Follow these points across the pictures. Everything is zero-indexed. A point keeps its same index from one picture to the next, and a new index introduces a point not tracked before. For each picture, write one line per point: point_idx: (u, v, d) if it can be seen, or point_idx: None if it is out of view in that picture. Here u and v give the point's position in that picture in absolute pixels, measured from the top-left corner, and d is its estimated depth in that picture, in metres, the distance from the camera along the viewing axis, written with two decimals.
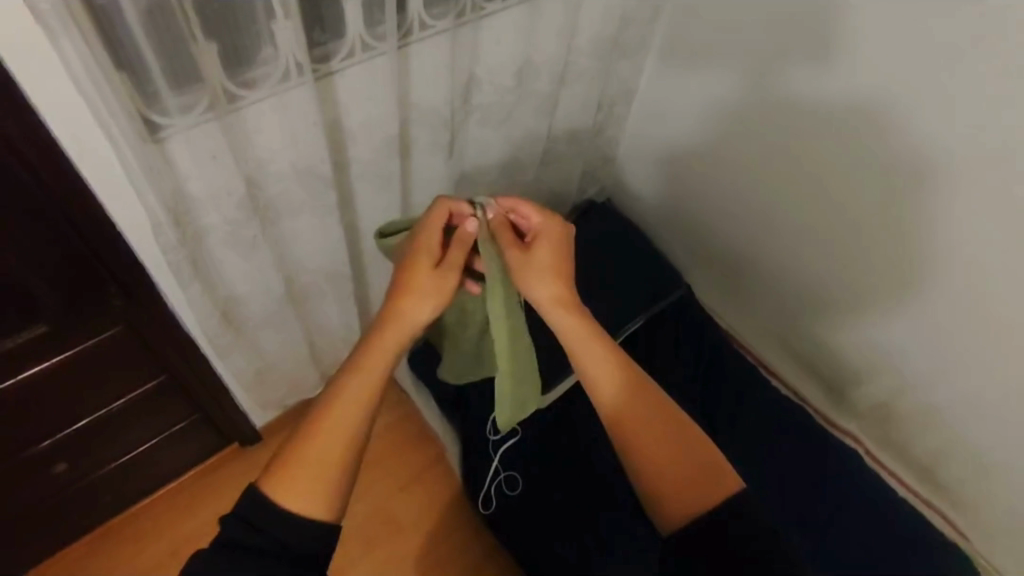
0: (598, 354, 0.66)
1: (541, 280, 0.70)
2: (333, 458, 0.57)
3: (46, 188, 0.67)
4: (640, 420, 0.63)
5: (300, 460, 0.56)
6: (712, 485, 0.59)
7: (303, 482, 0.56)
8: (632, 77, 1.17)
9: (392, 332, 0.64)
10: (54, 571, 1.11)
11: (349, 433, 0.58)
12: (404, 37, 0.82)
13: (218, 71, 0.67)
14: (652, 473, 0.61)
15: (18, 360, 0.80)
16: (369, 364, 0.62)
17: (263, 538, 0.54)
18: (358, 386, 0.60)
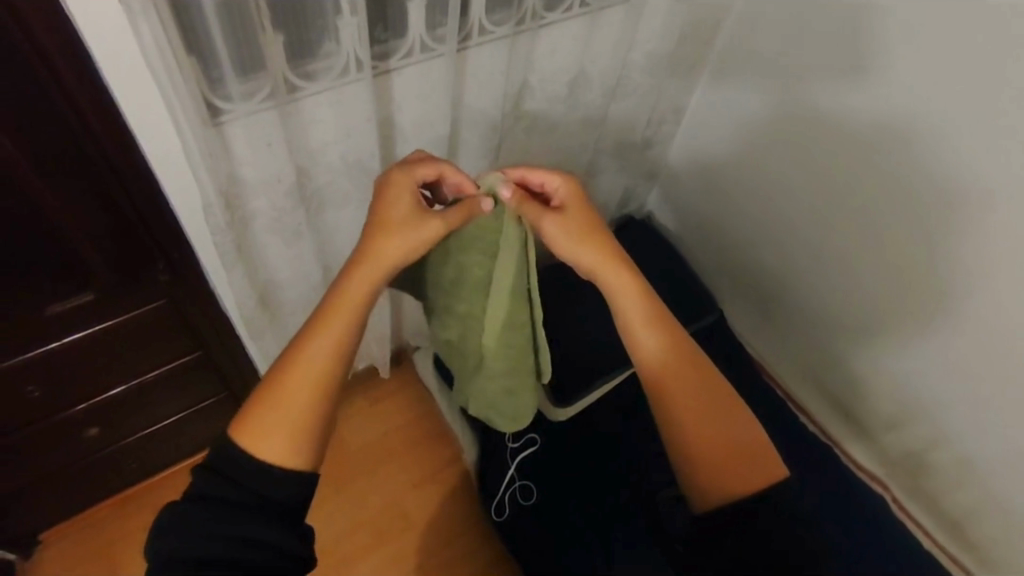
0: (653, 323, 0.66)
1: (577, 243, 0.68)
2: (308, 409, 0.54)
3: (110, 162, 0.70)
4: (689, 398, 0.64)
5: (270, 409, 0.53)
6: (753, 473, 0.61)
7: (276, 431, 0.52)
8: (682, 96, 1.17)
9: (367, 272, 0.60)
10: (71, 534, 1.13)
11: (325, 380, 0.55)
12: (463, 41, 0.83)
13: (281, 61, 0.69)
14: (693, 452, 0.62)
15: (63, 325, 0.82)
16: (345, 308, 0.58)
17: (239, 490, 0.51)
18: (337, 330, 0.57)
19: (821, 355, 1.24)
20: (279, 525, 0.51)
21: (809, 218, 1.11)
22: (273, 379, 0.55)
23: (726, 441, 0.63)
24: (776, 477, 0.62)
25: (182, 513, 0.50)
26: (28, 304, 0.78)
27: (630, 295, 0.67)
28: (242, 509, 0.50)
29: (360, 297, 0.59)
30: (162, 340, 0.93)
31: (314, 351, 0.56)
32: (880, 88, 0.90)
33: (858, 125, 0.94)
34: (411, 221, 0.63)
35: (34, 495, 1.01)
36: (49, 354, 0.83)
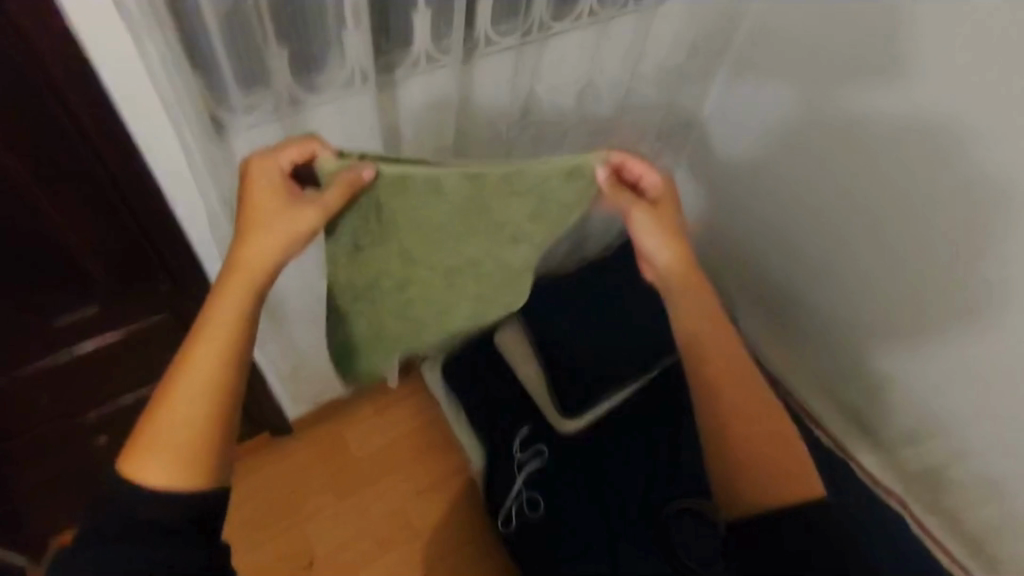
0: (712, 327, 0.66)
1: (661, 241, 0.65)
2: (196, 423, 0.52)
3: (114, 175, 0.70)
4: (736, 407, 0.64)
5: (158, 436, 0.51)
6: (791, 487, 0.61)
7: (163, 452, 0.51)
8: (692, 105, 1.15)
9: (237, 276, 0.57)
10: None
11: (212, 391, 0.53)
12: (469, 52, 0.82)
13: (285, 76, 0.69)
14: (730, 460, 0.63)
15: (69, 335, 0.83)
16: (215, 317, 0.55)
17: (134, 519, 0.49)
18: (209, 343, 0.54)
19: (836, 368, 1.22)
20: (183, 546, 0.50)
21: (825, 225, 1.09)
22: (156, 403, 0.53)
23: (765, 452, 0.62)
24: (813, 496, 0.60)
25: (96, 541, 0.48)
26: (39, 314, 0.79)
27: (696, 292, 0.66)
28: (143, 538, 0.49)
29: (235, 299, 0.56)
30: (171, 351, 0.94)
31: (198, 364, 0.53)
32: (909, 94, 0.87)
33: (885, 130, 0.92)
34: (283, 218, 0.58)
35: (45, 501, 1.02)
36: (58, 363, 0.84)
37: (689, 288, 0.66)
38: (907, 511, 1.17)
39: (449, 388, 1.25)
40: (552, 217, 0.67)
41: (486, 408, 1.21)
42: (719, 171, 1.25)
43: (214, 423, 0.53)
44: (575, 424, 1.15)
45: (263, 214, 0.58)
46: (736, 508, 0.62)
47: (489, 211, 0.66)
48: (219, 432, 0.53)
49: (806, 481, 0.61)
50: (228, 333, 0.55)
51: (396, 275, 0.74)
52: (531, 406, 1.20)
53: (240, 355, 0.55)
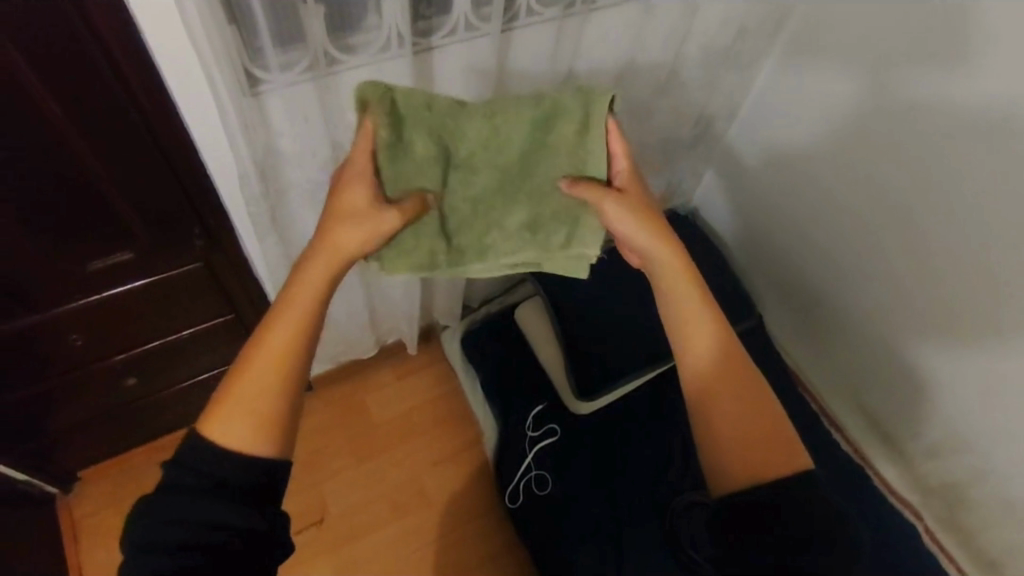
0: (686, 298, 0.66)
1: (638, 227, 0.68)
2: (266, 402, 0.54)
3: (151, 126, 0.71)
4: (714, 380, 0.63)
5: (243, 403, 0.54)
6: (774, 460, 0.60)
7: (234, 415, 0.53)
8: (737, 92, 1.12)
9: (323, 257, 0.61)
10: (106, 474, 1.19)
11: (286, 374, 0.56)
12: (509, 22, 0.81)
13: (322, 36, 0.69)
14: (713, 431, 0.62)
15: (102, 279, 0.85)
16: (296, 300, 0.58)
17: (192, 477, 0.51)
18: (287, 325, 0.57)
19: (864, 374, 1.18)
20: (232, 504, 0.51)
21: (867, 225, 1.04)
22: (236, 369, 0.55)
23: (744, 424, 0.61)
24: (793, 468, 0.59)
25: (151, 501, 0.50)
26: (70, 258, 0.81)
27: (665, 260, 0.67)
28: (196, 493, 0.50)
29: (320, 276, 0.60)
30: (200, 300, 0.96)
31: (274, 343, 0.56)
32: (974, 97, 0.81)
33: (948, 131, 0.86)
34: (364, 210, 0.65)
35: (71, 436, 1.06)
36: (87, 306, 0.87)
37: (678, 269, 0.67)
38: (921, 526, 1.15)
39: (467, 360, 1.25)
40: (546, 139, 0.69)
41: (503, 384, 1.22)
42: (752, 161, 1.22)
43: (286, 401, 0.55)
44: (591, 406, 1.13)
45: (347, 211, 0.64)
46: (720, 482, 0.61)
47: (499, 137, 0.69)
48: (281, 409, 0.55)
49: (789, 455, 0.60)
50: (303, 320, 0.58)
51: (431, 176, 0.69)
52: (548, 386, 1.20)
53: (311, 343, 0.58)
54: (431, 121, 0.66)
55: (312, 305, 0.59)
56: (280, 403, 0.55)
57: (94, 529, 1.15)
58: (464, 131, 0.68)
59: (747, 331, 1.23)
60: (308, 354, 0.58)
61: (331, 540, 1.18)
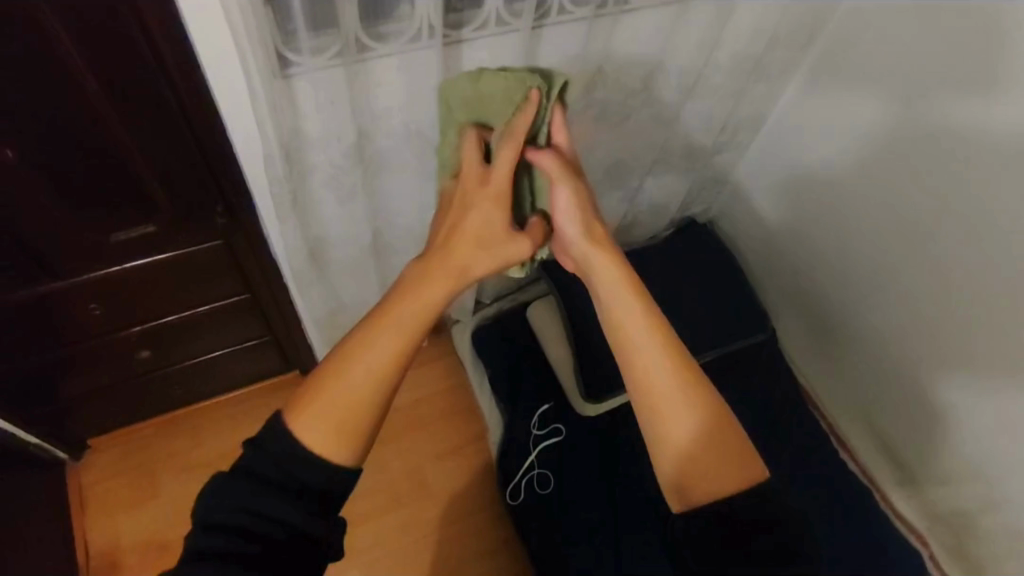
0: (625, 299, 0.58)
1: (577, 218, 0.64)
2: (362, 411, 0.50)
3: (181, 103, 0.72)
4: (661, 388, 0.54)
5: (327, 410, 0.49)
6: (741, 468, 0.54)
7: (323, 417, 0.49)
8: (763, 103, 1.11)
9: (440, 268, 0.55)
10: (115, 443, 1.21)
11: (376, 389, 0.50)
12: (539, 19, 0.81)
13: (354, 23, 0.70)
14: (668, 441, 0.54)
15: (124, 252, 0.87)
16: (403, 313, 0.52)
17: (276, 470, 0.49)
18: (390, 338, 0.51)
19: (876, 394, 1.17)
20: (306, 510, 0.49)
21: (888, 244, 1.03)
22: (327, 369, 0.50)
23: (703, 431, 0.54)
24: (755, 474, 0.54)
25: (227, 481, 0.49)
26: (94, 228, 0.82)
27: (602, 252, 0.62)
28: (273, 488, 0.49)
29: (437, 293, 0.54)
30: (218, 278, 0.97)
31: (371, 355, 0.50)
32: (1004, 121, 0.80)
33: (977, 154, 0.85)
34: (496, 234, 0.58)
35: (83, 404, 1.08)
36: (107, 277, 0.88)
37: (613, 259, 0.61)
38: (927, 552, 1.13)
39: (477, 355, 1.26)
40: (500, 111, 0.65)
41: (511, 381, 1.22)
42: (772, 173, 1.21)
43: (371, 417, 0.50)
44: (597, 410, 1.14)
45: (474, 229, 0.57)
46: (676, 494, 0.54)
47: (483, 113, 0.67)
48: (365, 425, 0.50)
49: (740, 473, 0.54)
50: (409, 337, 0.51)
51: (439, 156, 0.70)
52: (555, 385, 1.20)
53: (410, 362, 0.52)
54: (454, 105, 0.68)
55: (422, 321, 0.52)
56: (365, 417, 0.50)
57: (100, 497, 1.17)
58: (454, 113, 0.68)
59: (759, 344, 1.23)
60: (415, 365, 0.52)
61: None
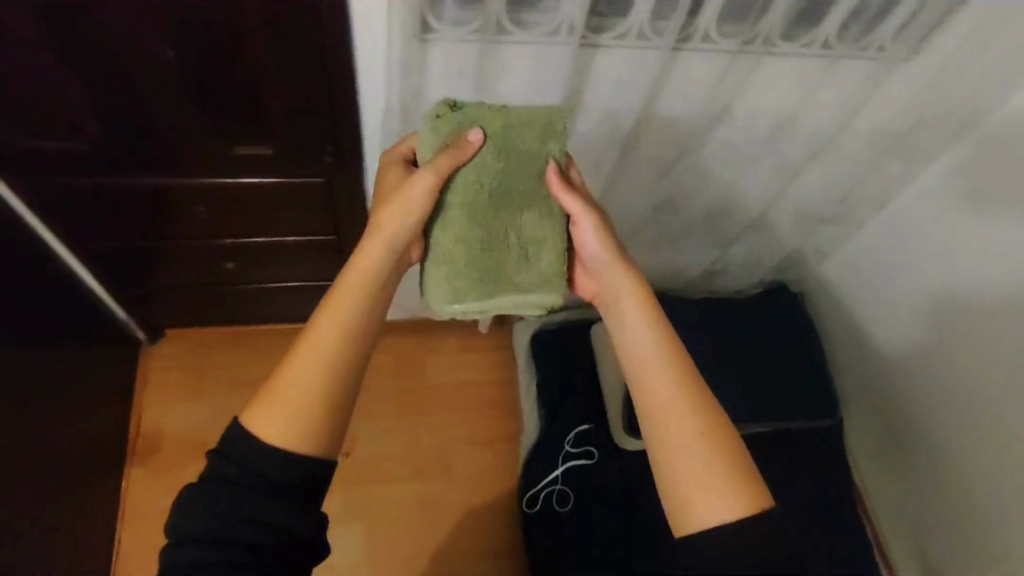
0: (637, 317, 0.61)
1: (605, 251, 0.67)
2: (315, 395, 0.54)
3: (323, 41, 0.76)
4: (666, 398, 0.55)
5: (290, 400, 0.53)
6: (743, 493, 0.51)
7: (284, 407, 0.53)
8: (892, 185, 1.03)
9: (365, 264, 0.60)
10: (186, 338, 1.31)
11: (334, 371, 0.55)
12: (681, 41, 0.80)
13: (500, 6, 0.72)
14: (660, 456, 0.54)
15: (237, 166, 0.93)
16: (340, 302, 0.57)
17: (250, 473, 0.52)
18: (331, 323, 0.56)
19: (933, 516, 1.09)
20: (290, 504, 0.52)
21: (993, 364, 0.94)
22: (280, 367, 0.55)
23: (712, 445, 0.53)
24: (760, 507, 0.50)
25: (204, 492, 0.52)
26: (218, 136, 0.88)
27: (624, 286, 0.64)
28: (255, 490, 0.51)
29: (367, 281, 0.59)
30: (312, 214, 1.02)
31: (320, 341, 0.55)
32: None
33: None
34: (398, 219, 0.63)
35: (166, 294, 1.17)
36: (216, 186, 0.95)
37: (630, 285, 0.64)
38: None
39: (531, 356, 1.27)
40: (532, 155, 0.65)
41: (557, 392, 1.21)
42: (874, 258, 1.12)
43: (331, 395, 0.54)
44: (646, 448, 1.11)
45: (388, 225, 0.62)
46: (678, 516, 0.52)
47: (518, 152, 0.65)
48: (330, 407, 0.54)
49: (752, 490, 0.51)
50: (351, 319, 0.57)
51: (463, 199, 0.65)
52: (598, 408, 1.18)
53: (361, 341, 0.57)
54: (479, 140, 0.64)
55: (360, 304, 0.58)
56: (328, 397, 0.54)
57: (160, 383, 1.26)
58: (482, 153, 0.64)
59: (821, 430, 1.15)
60: (363, 348, 0.57)
61: (352, 474, 1.22)
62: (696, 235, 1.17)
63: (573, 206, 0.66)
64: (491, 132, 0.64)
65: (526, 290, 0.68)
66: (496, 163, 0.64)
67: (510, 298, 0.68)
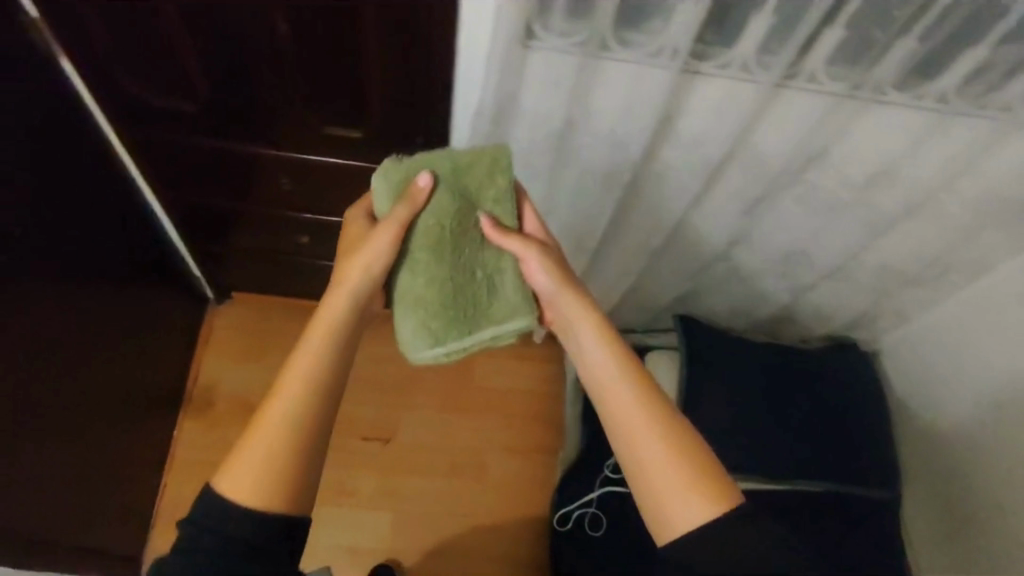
0: (595, 344, 0.68)
1: (558, 280, 0.71)
2: (283, 454, 0.58)
3: (430, 36, 0.77)
4: (631, 419, 0.62)
5: (260, 462, 0.57)
6: (705, 495, 0.58)
7: (256, 469, 0.57)
8: (989, 254, 0.95)
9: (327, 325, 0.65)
10: (250, 302, 1.36)
11: (302, 429, 0.59)
12: (787, 78, 0.78)
13: (606, 22, 0.73)
14: (633, 469, 0.61)
15: (332, 147, 0.96)
16: (303, 362, 0.62)
17: (226, 538, 0.54)
18: (296, 382, 0.61)
19: None
20: (270, 561, 0.55)
21: None
22: (249, 432, 0.59)
23: (677, 454, 0.60)
24: (725, 504, 0.57)
25: (177, 560, 0.53)
26: (320, 116, 0.91)
27: (579, 313, 0.70)
28: (231, 553, 0.54)
29: (328, 343, 0.64)
30: None
31: (288, 398, 0.60)
32: None
33: None
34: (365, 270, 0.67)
35: (236, 257, 1.22)
36: (301, 162, 0.99)
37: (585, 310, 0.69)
38: None
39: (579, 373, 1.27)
40: (482, 193, 0.71)
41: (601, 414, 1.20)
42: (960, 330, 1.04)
43: (300, 450, 0.59)
44: None
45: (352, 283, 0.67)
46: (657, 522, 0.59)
47: (468, 194, 0.70)
48: (299, 463, 0.59)
49: (719, 488, 0.58)
50: (315, 376, 0.62)
51: (426, 240, 0.67)
52: None
53: (326, 397, 0.62)
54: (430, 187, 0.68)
55: (324, 362, 0.63)
56: (296, 453, 0.58)
57: (221, 341, 1.33)
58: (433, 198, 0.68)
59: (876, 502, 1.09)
60: (328, 407, 0.62)
61: (391, 462, 1.25)
62: (769, 276, 1.14)
63: (522, 242, 0.70)
64: (440, 176, 0.68)
65: (499, 321, 0.69)
66: (451, 205, 0.68)
67: (486, 330, 0.69)
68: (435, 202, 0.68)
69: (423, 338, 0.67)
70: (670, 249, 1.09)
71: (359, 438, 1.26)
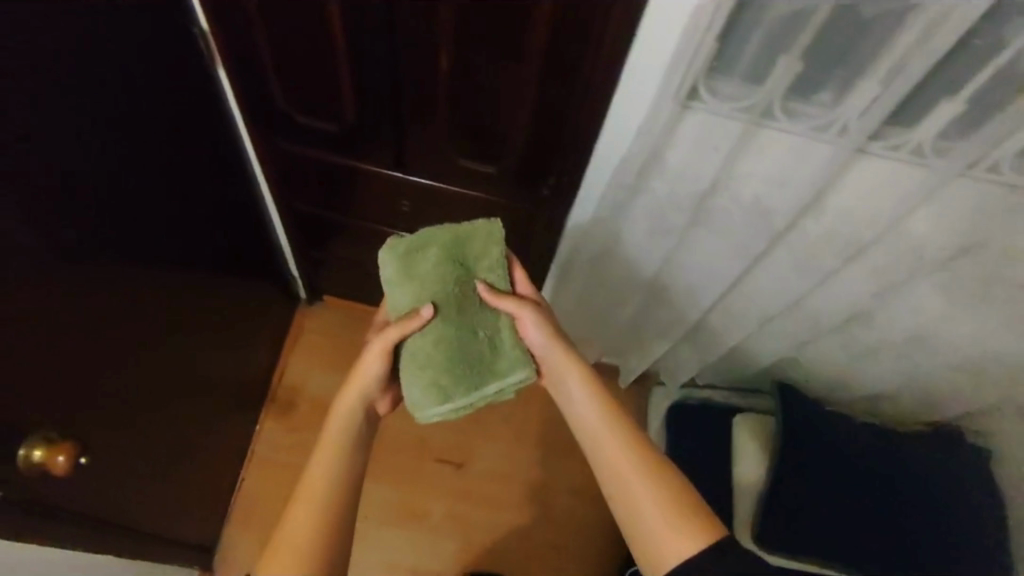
0: (579, 393, 0.76)
1: (547, 334, 0.76)
2: (312, 544, 0.63)
3: (584, 87, 0.75)
4: (614, 461, 0.70)
5: (291, 551, 0.62)
6: (687, 526, 0.64)
7: (288, 559, 0.62)
8: None
9: (344, 421, 0.73)
10: (339, 307, 1.38)
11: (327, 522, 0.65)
12: (972, 167, 0.71)
13: (778, 90, 0.69)
14: (621, 507, 0.68)
15: (456, 175, 0.95)
16: (322, 457, 0.69)
17: None
18: (319, 477, 0.68)
19: None
20: None
21: None
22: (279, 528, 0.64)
23: (658, 489, 0.67)
24: (708, 534, 0.63)
25: None
26: (453, 146, 0.90)
27: (568, 367, 0.77)
28: None
29: (346, 435, 0.72)
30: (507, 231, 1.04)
31: (313, 491, 0.66)
32: None
33: None
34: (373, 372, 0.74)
35: (340, 265, 1.24)
36: (420, 187, 0.99)
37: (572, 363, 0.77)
38: None
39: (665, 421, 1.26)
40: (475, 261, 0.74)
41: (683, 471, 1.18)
42: None
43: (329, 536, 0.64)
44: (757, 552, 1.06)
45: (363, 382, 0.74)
46: (648, 558, 0.65)
47: (462, 263, 0.74)
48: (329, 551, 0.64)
49: (703, 521, 0.64)
50: (336, 469, 0.69)
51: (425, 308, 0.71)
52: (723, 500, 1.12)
53: (348, 488, 0.69)
54: (424, 260, 0.73)
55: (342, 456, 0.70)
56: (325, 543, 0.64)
57: (308, 343, 1.35)
58: (426, 268, 0.72)
59: None
60: (350, 497, 0.68)
61: (463, 487, 1.26)
62: (884, 355, 1.08)
63: (515, 302, 0.74)
64: (434, 249, 0.73)
65: (503, 373, 0.70)
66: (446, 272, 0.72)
67: (490, 384, 0.70)
68: (428, 272, 0.72)
69: (434, 400, 0.69)
70: (784, 317, 1.05)
71: (433, 458, 1.28)
